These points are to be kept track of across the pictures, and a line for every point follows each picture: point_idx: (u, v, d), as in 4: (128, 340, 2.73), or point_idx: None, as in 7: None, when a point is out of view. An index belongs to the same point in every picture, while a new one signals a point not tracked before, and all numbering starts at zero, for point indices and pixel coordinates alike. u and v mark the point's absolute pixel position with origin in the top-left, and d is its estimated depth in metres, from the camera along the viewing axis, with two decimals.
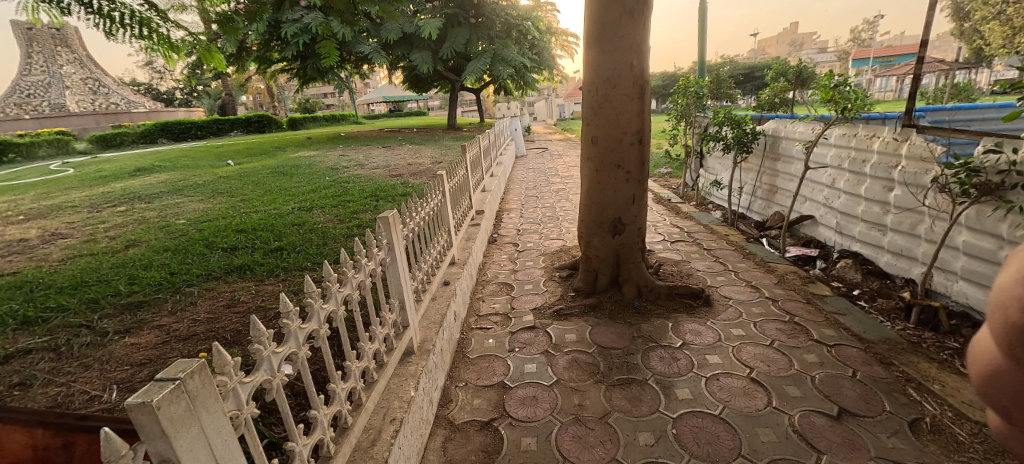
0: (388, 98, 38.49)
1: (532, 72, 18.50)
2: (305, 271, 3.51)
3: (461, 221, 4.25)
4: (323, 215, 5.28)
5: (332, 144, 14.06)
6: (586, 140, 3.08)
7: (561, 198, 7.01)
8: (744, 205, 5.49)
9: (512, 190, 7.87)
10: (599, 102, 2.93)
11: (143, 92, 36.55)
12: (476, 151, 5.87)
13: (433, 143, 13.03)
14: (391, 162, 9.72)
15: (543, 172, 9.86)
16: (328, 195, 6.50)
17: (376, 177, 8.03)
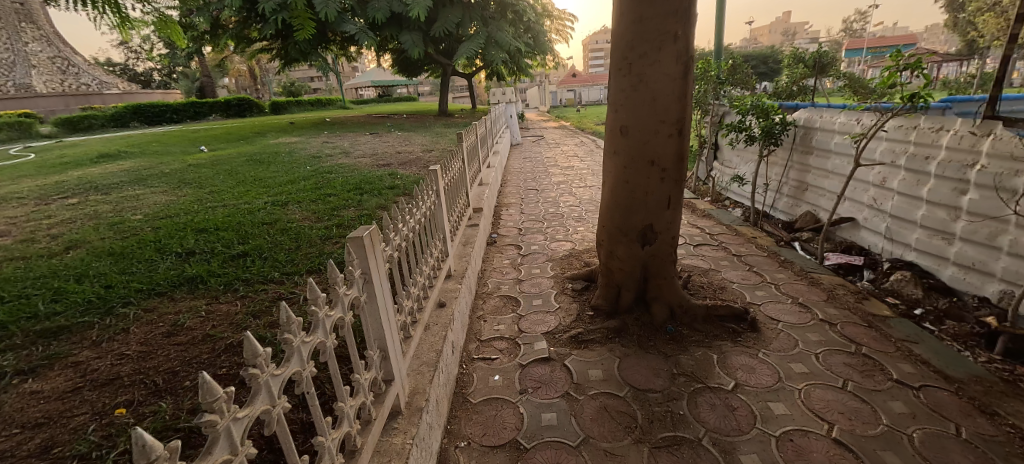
0: (377, 83, 37.27)
1: (526, 58, 17.81)
2: (270, 285, 2.93)
3: (458, 224, 3.68)
4: (300, 212, 4.65)
5: (316, 130, 13.32)
6: (612, 129, 2.53)
7: (563, 192, 6.47)
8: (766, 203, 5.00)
9: (509, 182, 7.30)
10: (631, 83, 2.37)
11: (119, 73, 35.09)
12: (473, 141, 5.28)
13: (423, 130, 12.37)
14: (379, 151, 9.04)
15: (541, 163, 9.26)
16: (307, 187, 5.88)
17: (362, 166, 7.41)
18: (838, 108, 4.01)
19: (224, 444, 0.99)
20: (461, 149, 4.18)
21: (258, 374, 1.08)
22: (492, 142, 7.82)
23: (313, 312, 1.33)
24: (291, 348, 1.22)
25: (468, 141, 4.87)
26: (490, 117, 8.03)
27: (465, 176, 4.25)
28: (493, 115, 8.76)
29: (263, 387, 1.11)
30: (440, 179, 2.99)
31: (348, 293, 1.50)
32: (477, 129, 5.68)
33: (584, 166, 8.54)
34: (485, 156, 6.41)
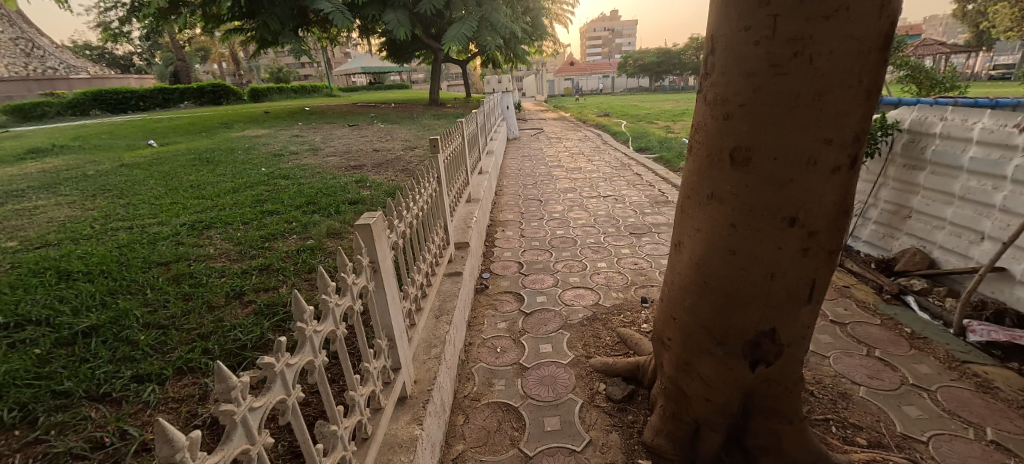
0: (367, 69, 35.78)
1: (523, 44, 16.42)
2: (98, 410, 1.74)
3: (429, 282, 2.49)
4: (218, 244, 3.38)
5: (290, 120, 11.98)
6: (714, 154, 1.40)
7: (572, 203, 5.24)
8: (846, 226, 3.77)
9: (505, 189, 6.03)
10: (767, 70, 1.25)
11: (92, 57, 33.27)
12: (457, 145, 4.01)
13: (409, 122, 11.07)
14: (352, 147, 7.73)
15: (541, 162, 7.96)
16: (248, 199, 4.64)
17: (327, 168, 6.15)
18: (982, 108, 2.81)
19: (245, 429, 1.08)
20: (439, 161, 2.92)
21: (237, 408, 1.03)
22: (485, 139, 6.51)
23: (299, 330, 1.27)
24: (273, 373, 1.17)
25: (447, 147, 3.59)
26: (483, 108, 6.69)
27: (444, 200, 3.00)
28: (487, 105, 7.39)
29: (242, 422, 1.07)
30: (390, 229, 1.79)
31: (320, 331, 1.36)
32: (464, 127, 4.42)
33: (592, 168, 7.28)
34: (475, 160, 5.14)
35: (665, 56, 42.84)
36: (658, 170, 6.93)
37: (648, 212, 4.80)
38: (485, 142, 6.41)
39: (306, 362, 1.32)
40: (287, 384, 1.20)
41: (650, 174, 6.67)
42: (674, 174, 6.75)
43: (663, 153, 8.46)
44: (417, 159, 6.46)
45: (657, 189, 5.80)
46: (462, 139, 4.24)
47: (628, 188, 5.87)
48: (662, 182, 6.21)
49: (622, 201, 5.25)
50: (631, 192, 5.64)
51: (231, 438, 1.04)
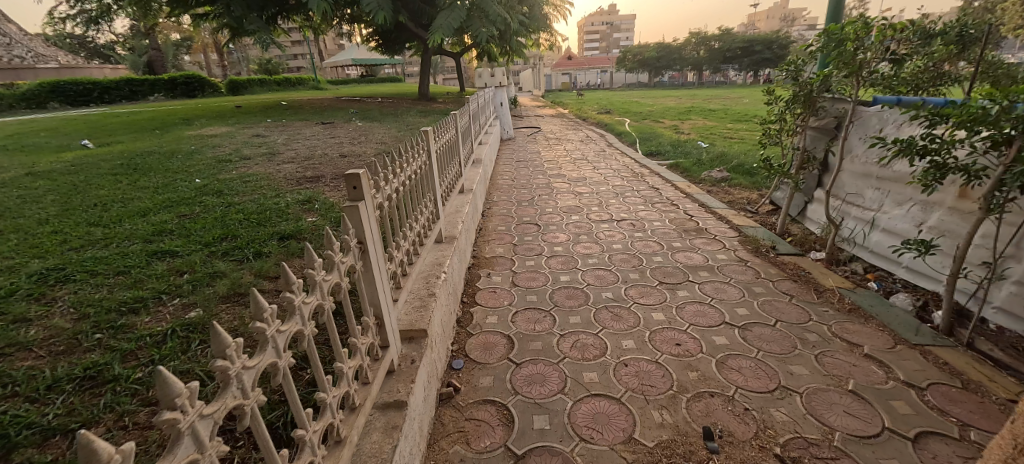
0: (357, 61, 34.50)
1: (518, 36, 15.22)
2: None
3: (340, 443, 1.34)
4: (51, 320, 2.23)
5: (258, 116, 10.77)
6: None
7: (578, 230, 4.13)
8: (943, 257, 2.71)
9: (494, 207, 4.90)
10: None
11: (67, 46, 31.80)
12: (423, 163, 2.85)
13: (390, 120, 9.89)
14: (316, 150, 6.55)
15: (538, 169, 6.81)
16: (149, 228, 3.49)
17: (275, 179, 5.00)
18: None
19: (195, 435, 0.92)
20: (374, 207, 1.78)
21: None
22: (471, 144, 5.34)
23: None
24: (228, 378, 1.00)
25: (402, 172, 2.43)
26: (468, 106, 5.51)
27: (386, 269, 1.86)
28: (474, 102, 6.21)
29: (190, 428, 0.91)
30: (275, 328, 1.12)
31: None
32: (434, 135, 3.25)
33: (598, 178, 6.16)
34: (455, 175, 3.99)
35: (664, 51, 41.78)
36: (677, 183, 5.82)
37: (678, 247, 3.68)
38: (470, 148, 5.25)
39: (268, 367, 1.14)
40: (246, 388, 1.04)
41: (669, 189, 5.55)
42: (697, 188, 5.64)
43: (678, 159, 7.33)
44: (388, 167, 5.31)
45: (682, 209, 4.68)
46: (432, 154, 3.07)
47: (646, 207, 4.76)
48: (686, 199, 5.09)
49: (641, 228, 4.14)
50: (651, 214, 4.51)
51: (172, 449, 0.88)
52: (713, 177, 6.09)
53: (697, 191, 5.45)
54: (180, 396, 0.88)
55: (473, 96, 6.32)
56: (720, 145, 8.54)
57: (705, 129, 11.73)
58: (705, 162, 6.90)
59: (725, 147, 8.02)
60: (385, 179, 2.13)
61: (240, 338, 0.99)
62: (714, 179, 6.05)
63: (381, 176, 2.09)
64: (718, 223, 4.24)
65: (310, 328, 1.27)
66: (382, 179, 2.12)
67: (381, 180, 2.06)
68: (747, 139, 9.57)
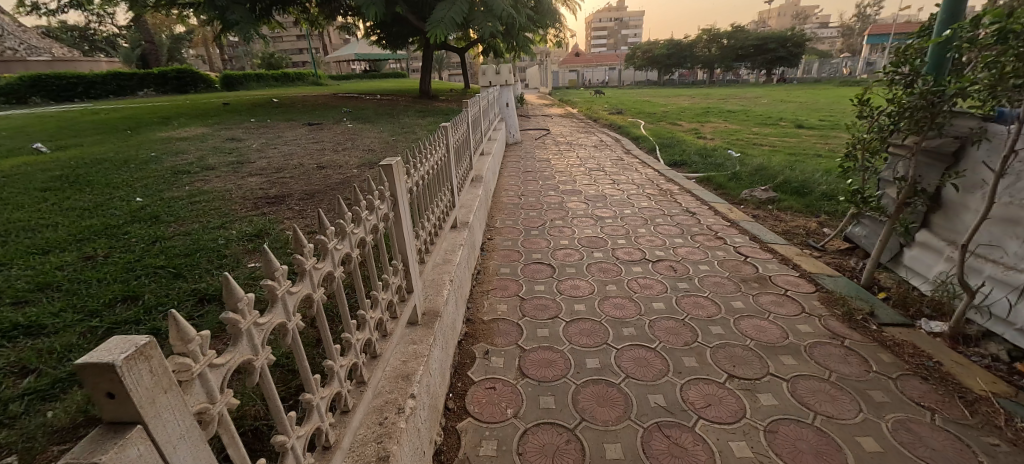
0: (360, 57, 33.64)
1: (526, 31, 14.21)
2: None
3: None
4: None
5: (241, 115, 9.89)
6: None
7: (603, 276, 3.22)
8: None
9: (496, 237, 4.00)
10: None
11: (64, 38, 31.17)
12: (391, 215, 1.89)
13: (384, 121, 8.97)
14: (292, 159, 5.66)
15: (548, 183, 5.88)
16: (32, 276, 2.61)
17: (230, 198, 4.12)
18: None
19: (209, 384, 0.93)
20: (296, 313, 1.24)
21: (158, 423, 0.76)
22: (469, 157, 4.35)
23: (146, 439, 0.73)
24: (238, 330, 1.03)
25: (341, 239, 1.52)
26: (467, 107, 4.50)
27: (323, 405, 1.24)
28: (475, 104, 5.22)
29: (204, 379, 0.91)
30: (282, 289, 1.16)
31: None
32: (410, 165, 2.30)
33: (620, 196, 5.23)
34: (446, 206, 3.02)
35: (675, 49, 40.69)
36: (715, 205, 4.87)
37: (741, 309, 2.76)
38: (468, 163, 4.28)
39: (279, 324, 1.18)
40: (255, 343, 1.07)
41: (707, 213, 4.62)
42: (740, 213, 4.70)
43: (709, 173, 6.36)
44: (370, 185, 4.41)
45: (732, 246, 3.73)
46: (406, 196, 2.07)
47: (685, 241, 3.83)
48: (732, 229, 4.14)
49: (686, 275, 3.21)
50: (693, 253, 3.58)
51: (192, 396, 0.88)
52: (758, 197, 5.13)
53: (741, 217, 4.51)
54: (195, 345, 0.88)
55: (474, 97, 5.34)
56: (753, 155, 7.57)
57: (729, 135, 10.72)
58: (742, 177, 5.94)
59: (761, 159, 7.05)
60: (315, 258, 1.33)
61: (252, 292, 1.03)
62: (758, 201, 5.10)
63: (306, 259, 1.29)
64: (783, 269, 3.30)
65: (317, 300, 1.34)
66: (306, 255, 1.30)
67: (304, 266, 1.28)
68: (779, 149, 8.58)
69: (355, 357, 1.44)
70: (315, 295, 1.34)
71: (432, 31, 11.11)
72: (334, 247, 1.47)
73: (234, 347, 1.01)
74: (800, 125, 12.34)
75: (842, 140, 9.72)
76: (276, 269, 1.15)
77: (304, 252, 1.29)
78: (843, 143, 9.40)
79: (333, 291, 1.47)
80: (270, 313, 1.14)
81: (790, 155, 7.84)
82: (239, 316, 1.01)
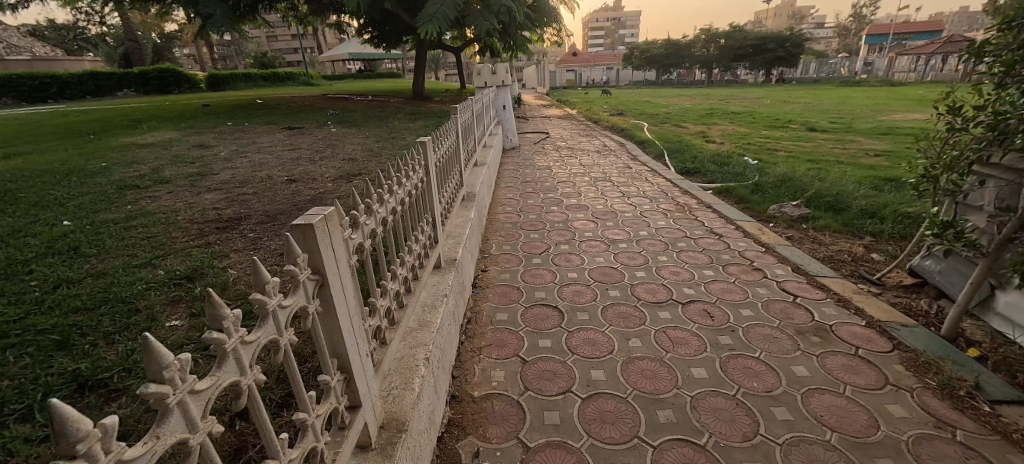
0: (354, 56, 32.91)
1: (524, 30, 13.55)
2: None
3: None
4: None
5: (218, 118, 9.19)
6: None
7: (623, 326, 2.60)
8: None
9: (490, 267, 3.37)
10: None
11: (48, 37, 30.30)
12: (315, 303, 1.26)
13: (371, 124, 8.30)
14: (261, 169, 5.00)
15: (550, 196, 5.25)
16: None
17: (176, 220, 3.48)
18: None
19: (186, 412, 0.91)
20: (289, 329, 1.19)
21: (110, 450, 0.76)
22: (459, 170, 3.64)
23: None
24: (224, 351, 1.00)
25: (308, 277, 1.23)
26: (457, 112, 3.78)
27: (319, 422, 1.23)
28: (466, 107, 4.53)
29: (180, 407, 0.89)
30: (274, 303, 1.10)
31: None
32: (361, 209, 1.60)
33: (632, 212, 4.61)
34: (426, 240, 2.35)
35: (674, 49, 40.12)
36: (742, 224, 4.25)
37: (805, 380, 2.16)
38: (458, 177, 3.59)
39: (269, 341, 1.13)
40: (241, 365, 1.03)
41: (734, 233, 4.00)
42: (772, 233, 4.08)
43: (728, 184, 5.74)
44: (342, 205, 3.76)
45: (775, 282, 3.08)
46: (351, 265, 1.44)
47: (715, 273, 3.22)
48: (768, 257, 3.51)
49: (725, 325, 2.60)
50: (728, 290, 2.98)
51: (162, 426, 0.86)
52: (789, 214, 4.51)
53: (775, 239, 3.91)
54: (171, 373, 0.87)
55: (464, 99, 4.64)
56: (772, 162, 6.94)
57: (739, 139, 10.07)
58: (766, 189, 5.31)
59: (782, 167, 6.42)
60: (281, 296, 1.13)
61: (236, 312, 0.98)
62: (789, 218, 4.47)
63: (268, 302, 1.09)
64: (843, 315, 2.68)
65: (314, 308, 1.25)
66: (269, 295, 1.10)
67: (266, 311, 1.09)
68: (797, 155, 7.95)
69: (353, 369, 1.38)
70: (280, 340, 1.16)
71: (423, 28, 10.45)
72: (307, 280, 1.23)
73: (166, 424, 0.87)
74: (812, 127, 11.70)
75: (861, 144, 9.09)
76: (224, 319, 0.98)
77: (267, 295, 1.09)
78: (863, 147, 8.76)
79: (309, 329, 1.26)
80: (217, 373, 0.98)
81: (810, 162, 7.23)
82: (172, 388, 0.87)
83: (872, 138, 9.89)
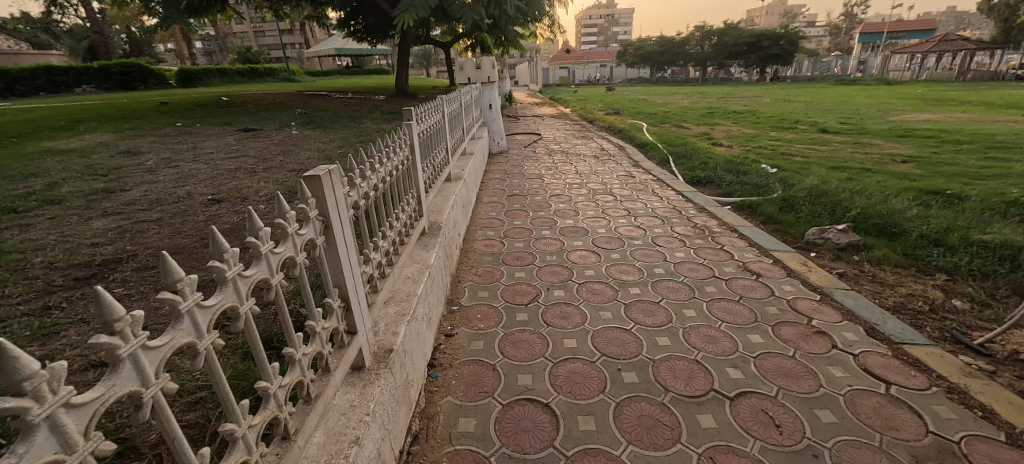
0: (340, 52, 31.81)
1: (514, 24, 12.58)
2: None
3: None
4: None
5: (169, 118, 8.17)
6: None
7: (650, 444, 1.73)
8: None
9: (459, 328, 2.49)
10: None
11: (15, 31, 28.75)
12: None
13: (340, 126, 7.34)
14: (185, 184, 4.06)
15: (541, 214, 4.38)
16: None
17: (26, 265, 2.54)
18: None
19: (60, 430, 0.76)
20: (214, 330, 1.07)
21: None
22: (411, 203, 2.62)
23: None
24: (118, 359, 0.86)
25: (237, 274, 1.12)
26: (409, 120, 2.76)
27: (253, 434, 1.07)
28: (430, 112, 3.54)
29: (52, 425, 0.74)
30: (194, 300, 1.00)
31: None
32: (292, 217, 1.28)
33: (642, 237, 3.75)
34: (321, 339, 1.36)
35: (668, 46, 39.43)
36: (780, 256, 3.41)
37: None
38: (410, 212, 2.59)
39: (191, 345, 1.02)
40: (143, 373, 0.90)
41: (774, 271, 3.15)
42: (821, 269, 3.25)
43: (749, 198, 4.92)
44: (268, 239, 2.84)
45: (853, 358, 2.22)
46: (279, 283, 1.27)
47: (766, 340, 2.34)
48: (829, 309, 2.66)
49: (802, 446, 1.71)
50: (791, 370, 2.12)
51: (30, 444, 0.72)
52: (834, 241, 3.67)
53: (827, 280, 3.06)
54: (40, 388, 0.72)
55: (429, 103, 3.66)
56: (792, 170, 6.13)
57: (748, 142, 9.23)
58: (799, 206, 4.46)
59: (808, 177, 5.59)
60: (201, 293, 1.02)
61: (132, 312, 0.86)
62: (835, 247, 3.64)
63: (182, 301, 0.97)
64: (968, 423, 1.84)
65: (245, 307, 1.15)
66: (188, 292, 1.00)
67: (179, 309, 0.96)
68: (817, 161, 7.12)
69: (300, 375, 1.24)
70: (198, 345, 1.03)
71: (399, 18, 9.46)
72: (237, 276, 1.12)
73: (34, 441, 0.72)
74: (822, 128, 10.91)
75: (882, 149, 8.29)
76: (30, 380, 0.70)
77: (183, 293, 0.98)
78: (885, 152, 7.95)
79: (241, 329, 1.15)
80: (110, 381, 0.85)
81: (834, 170, 6.43)
82: (38, 401, 0.72)
83: (890, 141, 9.11)
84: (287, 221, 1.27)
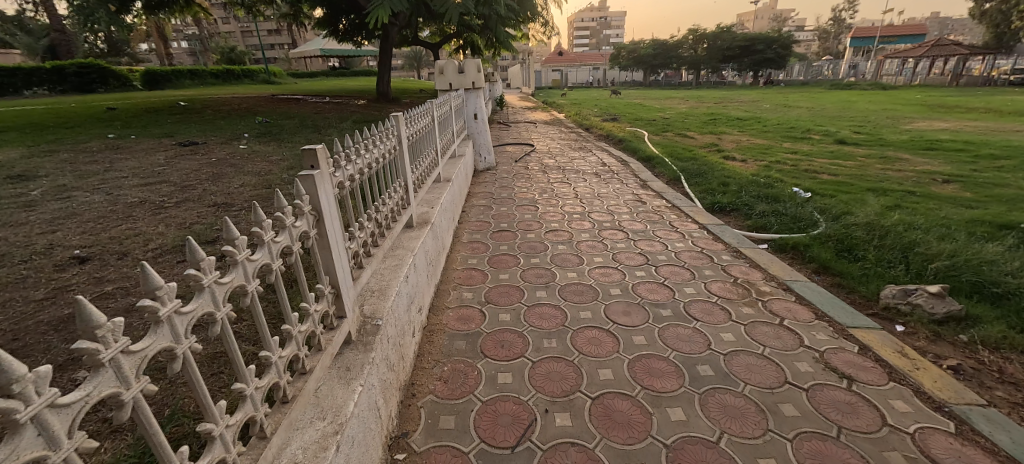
0: (326, 53, 30.69)
1: (505, 25, 11.57)
2: None
3: None
4: None
5: (103, 128, 7.06)
6: None
7: None
8: None
9: None
10: None
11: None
12: None
13: (299, 138, 6.29)
14: (57, 228, 3.03)
15: (535, 262, 3.41)
16: None
17: None
18: None
19: None
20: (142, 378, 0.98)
21: None
22: (308, 318, 1.42)
23: None
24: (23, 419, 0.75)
25: (174, 312, 1.03)
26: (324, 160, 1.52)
27: None
28: (375, 138, 2.46)
29: None
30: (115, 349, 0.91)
31: None
32: (268, 225, 1.28)
33: (672, 304, 2.78)
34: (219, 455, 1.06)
35: (661, 48, 38.70)
36: (864, 339, 2.48)
37: None
38: (311, 328, 1.45)
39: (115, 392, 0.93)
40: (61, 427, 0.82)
41: (871, 371, 2.21)
42: (927, 363, 2.33)
43: (790, 235, 4.00)
44: (106, 349, 1.86)
45: None
46: (227, 315, 1.18)
47: None
48: (978, 456, 1.74)
49: None
50: None
51: None
52: (928, 311, 2.76)
53: (947, 385, 2.14)
54: None
55: (374, 124, 2.55)
56: (827, 194, 5.25)
57: (762, 155, 8.31)
58: (862, 251, 3.52)
59: (854, 206, 4.67)
60: (123, 339, 0.92)
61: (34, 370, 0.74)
62: (929, 320, 2.72)
63: (102, 350, 0.88)
64: None
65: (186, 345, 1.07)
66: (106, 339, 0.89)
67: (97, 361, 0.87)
68: (849, 181, 6.22)
69: (252, 411, 1.17)
70: (124, 395, 0.94)
71: (374, 13, 8.33)
72: (174, 313, 1.03)
73: None
74: (839, 139, 10.06)
75: (914, 164, 7.43)
76: None
77: (104, 341, 0.88)
78: (918, 169, 7.11)
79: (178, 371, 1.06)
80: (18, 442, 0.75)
81: (872, 192, 5.57)
82: None
83: (918, 154, 8.25)
84: (236, 247, 1.18)
